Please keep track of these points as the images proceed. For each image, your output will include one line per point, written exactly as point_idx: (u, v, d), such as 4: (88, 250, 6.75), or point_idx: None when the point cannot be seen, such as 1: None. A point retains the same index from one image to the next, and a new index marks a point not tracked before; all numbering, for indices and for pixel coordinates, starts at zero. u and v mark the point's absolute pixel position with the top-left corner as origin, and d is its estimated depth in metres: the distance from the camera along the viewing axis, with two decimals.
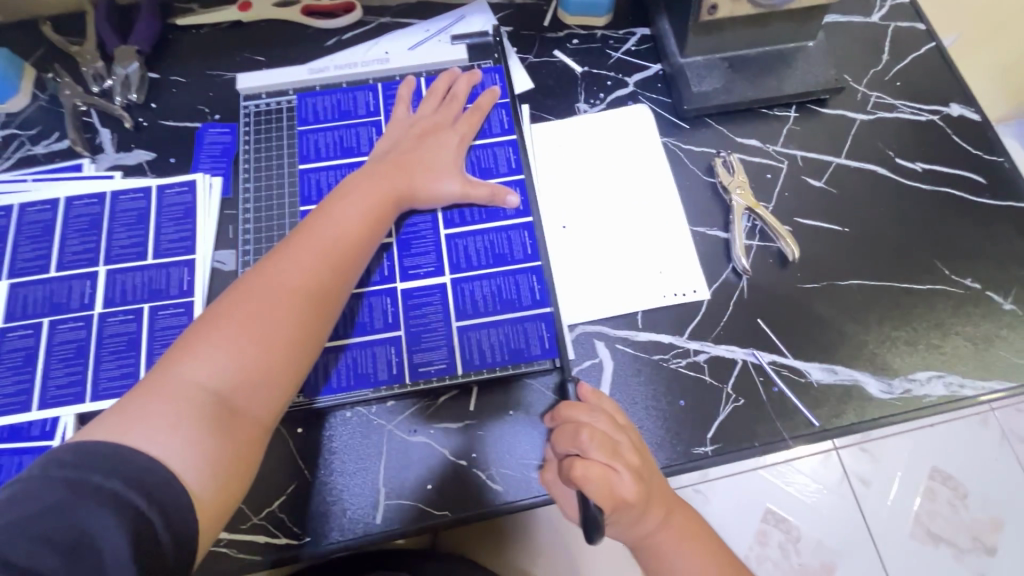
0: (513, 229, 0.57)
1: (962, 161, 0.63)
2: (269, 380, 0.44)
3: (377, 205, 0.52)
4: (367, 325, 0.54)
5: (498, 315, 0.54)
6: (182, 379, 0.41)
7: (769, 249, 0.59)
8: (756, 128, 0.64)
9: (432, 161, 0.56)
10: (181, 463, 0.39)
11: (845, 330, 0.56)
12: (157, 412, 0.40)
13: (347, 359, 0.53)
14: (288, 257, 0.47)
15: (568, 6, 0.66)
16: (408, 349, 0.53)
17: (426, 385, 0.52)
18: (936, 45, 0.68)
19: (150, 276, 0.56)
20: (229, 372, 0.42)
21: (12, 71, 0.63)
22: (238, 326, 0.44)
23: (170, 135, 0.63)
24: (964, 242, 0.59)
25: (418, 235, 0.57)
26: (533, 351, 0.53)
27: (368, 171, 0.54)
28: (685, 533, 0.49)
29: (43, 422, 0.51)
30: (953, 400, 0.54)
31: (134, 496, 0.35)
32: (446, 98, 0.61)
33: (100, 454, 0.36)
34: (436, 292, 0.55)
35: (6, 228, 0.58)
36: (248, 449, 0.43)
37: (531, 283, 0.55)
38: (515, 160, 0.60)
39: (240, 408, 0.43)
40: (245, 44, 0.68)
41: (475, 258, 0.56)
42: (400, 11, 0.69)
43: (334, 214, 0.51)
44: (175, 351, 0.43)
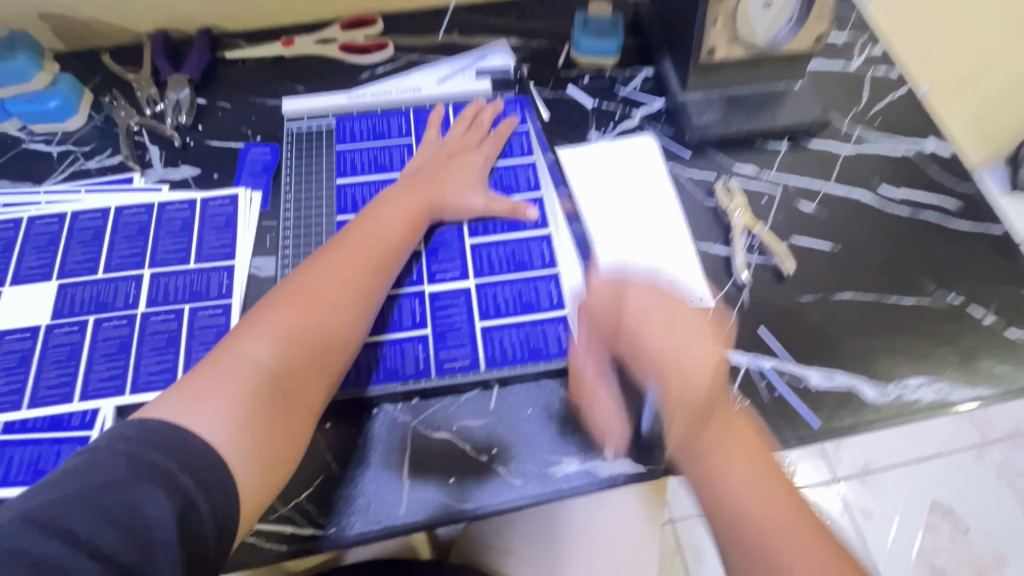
0: (533, 240, 0.62)
1: (939, 190, 0.69)
2: (318, 367, 0.47)
3: (413, 215, 0.58)
4: (396, 323, 0.57)
5: (518, 317, 0.58)
6: (241, 361, 0.45)
7: (766, 265, 0.63)
8: (753, 157, 0.70)
9: (461, 177, 0.62)
10: (236, 443, 0.41)
11: (840, 339, 0.60)
12: (215, 393, 0.42)
13: (377, 354, 0.56)
14: (336, 255, 0.52)
15: (580, 48, 0.74)
16: (434, 346, 0.57)
17: (451, 380, 0.56)
18: (910, 89, 0.76)
19: (191, 279, 0.60)
20: (282, 357, 0.46)
21: (74, 94, 0.69)
22: (292, 314, 0.48)
23: (213, 153, 0.69)
24: (945, 260, 0.64)
25: (445, 244, 0.61)
26: (552, 350, 0.57)
27: (405, 185, 0.60)
28: (754, 475, 0.46)
29: (83, 413, 0.54)
30: (944, 404, 0.57)
31: (184, 479, 0.37)
32: (473, 124, 0.68)
33: (162, 434, 0.38)
34: (461, 296, 0.59)
35: (59, 233, 0.62)
36: (294, 434, 0.45)
37: (549, 288, 0.60)
38: (534, 179, 0.66)
39: (291, 393, 0.46)
40: (286, 75, 0.74)
41: (497, 265, 0.61)
42: (428, 50, 0.76)
43: (377, 220, 0.56)
44: (231, 338, 0.46)
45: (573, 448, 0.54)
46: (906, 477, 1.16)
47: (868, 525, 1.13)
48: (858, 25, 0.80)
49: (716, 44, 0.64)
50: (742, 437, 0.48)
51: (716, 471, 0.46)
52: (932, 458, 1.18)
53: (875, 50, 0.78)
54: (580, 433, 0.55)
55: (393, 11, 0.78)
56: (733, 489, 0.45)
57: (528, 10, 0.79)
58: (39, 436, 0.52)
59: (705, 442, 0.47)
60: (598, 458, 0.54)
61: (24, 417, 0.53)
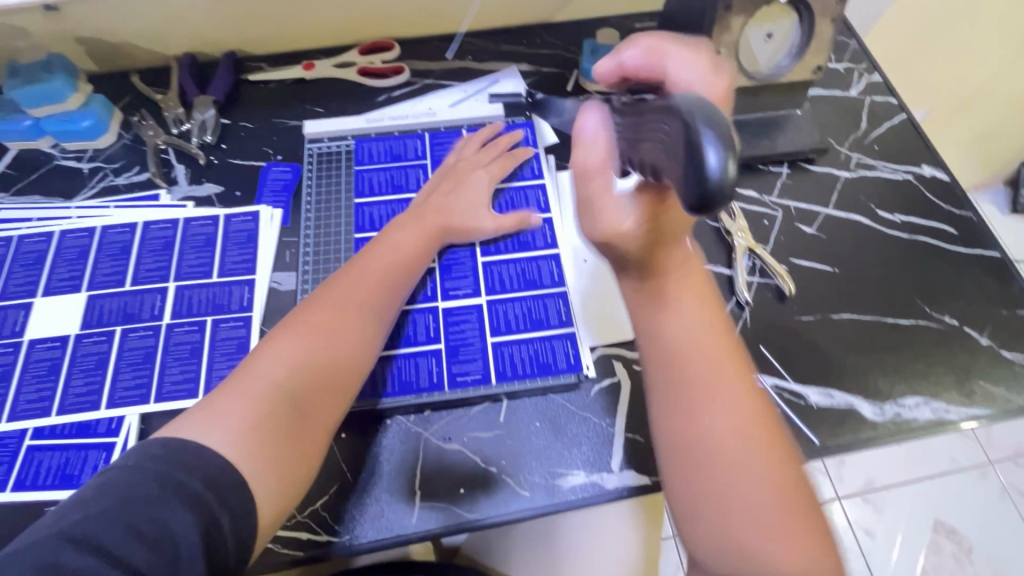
0: (543, 259, 0.65)
1: (935, 214, 0.71)
2: (335, 384, 0.49)
3: (426, 240, 0.61)
4: (411, 338, 0.60)
5: (528, 333, 0.61)
6: (261, 376, 0.47)
7: (768, 285, 0.66)
8: (753, 181, 0.73)
9: (469, 200, 0.64)
10: (252, 458, 0.43)
11: (839, 359, 0.62)
12: (235, 410, 0.44)
13: (393, 367, 0.59)
14: (350, 281, 0.54)
15: (589, 75, 0.77)
16: (447, 360, 0.59)
17: (464, 394, 0.58)
18: (907, 115, 0.78)
19: (214, 292, 0.63)
20: (298, 378, 0.48)
21: (105, 114, 0.72)
22: (308, 336, 0.50)
23: (237, 171, 0.72)
24: (941, 284, 0.66)
25: (458, 261, 0.64)
26: (560, 365, 0.59)
27: (418, 211, 0.63)
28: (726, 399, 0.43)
29: (110, 420, 0.56)
30: (941, 424, 0.59)
31: (208, 496, 0.39)
32: (485, 146, 0.70)
33: (186, 451, 0.40)
34: (473, 312, 0.62)
35: (89, 246, 0.65)
36: (309, 449, 0.47)
37: (558, 306, 0.62)
38: (544, 202, 0.69)
39: (305, 413, 0.47)
40: (307, 97, 0.78)
41: (508, 283, 0.63)
42: (442, 75, 0.80)
43: (387, 246, 0.59)
44: (251, 359, 0.48)
45: (580, 461, 0.56)
46: (906, 495, 1.17)
47: (870, 542, 1.14)
48: (857, 54, 0.83)
49: None
50: (719, 351, 0.44)
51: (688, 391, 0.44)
52: (933, 476, 1.18)
53: (873, 78, 0.81)
54: (586, 447, 0.57)
55: (409, 37, 0.82)
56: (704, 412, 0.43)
57: (539, 37, 0.82)
58: (67, 442, 0.55)
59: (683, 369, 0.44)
60: (604, 472, 0.55)
61: (53, 424, 0.56)
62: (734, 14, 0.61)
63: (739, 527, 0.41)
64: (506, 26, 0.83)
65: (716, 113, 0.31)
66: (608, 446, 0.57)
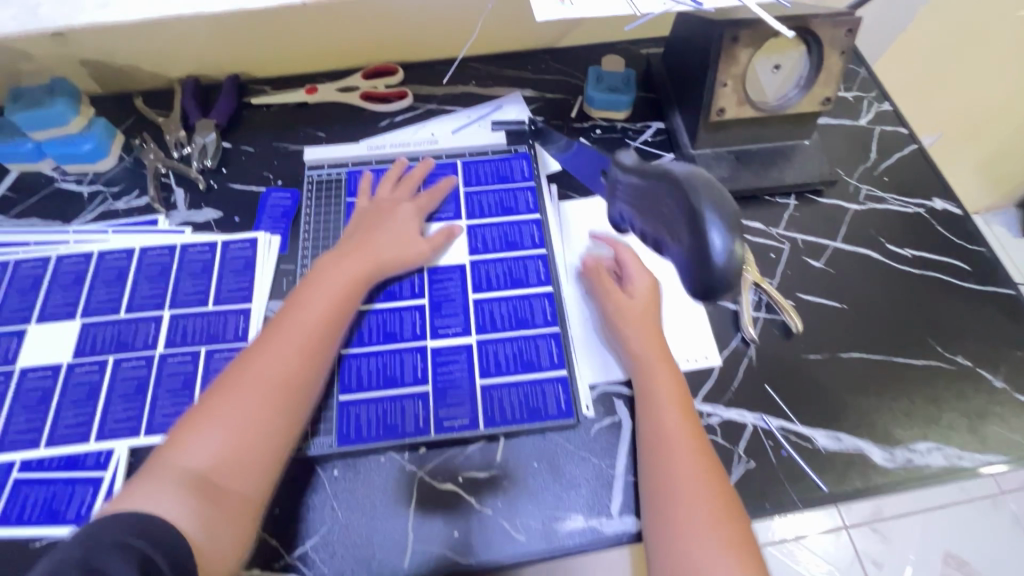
0: (536, 296, 0.63)
1: (947, 249, 0.69)
2: (255, 446, 0.48)
3: (354, 280, 0.59)
4: (398, 378, 0.59)
5: (518, 375, 0.59)
6: (178, 454, 0.46)
7: (774, 321, 0.64)
8: (760, 213, 0.71)
9: (396, 236, 0.64)
10: (180, 524, 0.43)
11: (847, 400, 0.60)
12: (156, 496, 0.44)
13: (377, 410, 0.57)
14: (275, 341, 0.53)
15: (593, 102, 0.76)
16: (434, 404, 0.58)
17: (449, 439, 0.56)
18: (918, 146, 0.77)
19: (209, 321, 0.62)
20: (218, 455, 0.46)
21: (107, 137, 0.72)
22: (229, 409, 0.48)
23: (236, 196, 0.71)
24: (955, 322, 0.64)
25: (449, 298, 0.63)
26: (549, 412, 0.58)
27: (344, 251, 0.62)
28: (685, 450, 0.50)
29: (99, 453, 0.55)
30: (954, 471, 0.57)
31: (148, 550, 0.40)
32: (402, 180, 0.69)
33: (110, 522, 0.41)
34: (463, 351, 0.60)
35: (85, 272, 0.64)
36: (242, 509, 0.46)
37: (550, 346, 0.60)
38: (539, 237, 0.67)
39: (227, 486, 0.46)
40: (309, 121, 0.77)
41: (499, 322, 0.62)
42: (445, 100, 0.79)
43: (311, 297, 0.57)
44: (171, 443, 0.47)
45: (578, 504, 0.54)
46: (914, 525, 1.14)
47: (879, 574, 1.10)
48: (866, 83, 0.82)
49: (726, 104, 0.64)
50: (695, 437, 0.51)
51: (651, 436, 0.52)
52: (945, 507, 1.15)
53: (883, 108, 0.80)
54: (585, 488, 0.55)
55: (414, 61, 0.82)
56: (662, 454, 0.50)
57: (544, 63, 0.82)
58: (55, 475, 0.54)
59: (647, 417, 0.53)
60: (603, 516, 0.54)
61: (41, 456, 0.55)
62: (741, 46, 0.60)
63: (690, 568, 0.44)
64: (511, 51, 0.83)
65: (720, 193, 0.38)
66: (608, 488, 0.55)
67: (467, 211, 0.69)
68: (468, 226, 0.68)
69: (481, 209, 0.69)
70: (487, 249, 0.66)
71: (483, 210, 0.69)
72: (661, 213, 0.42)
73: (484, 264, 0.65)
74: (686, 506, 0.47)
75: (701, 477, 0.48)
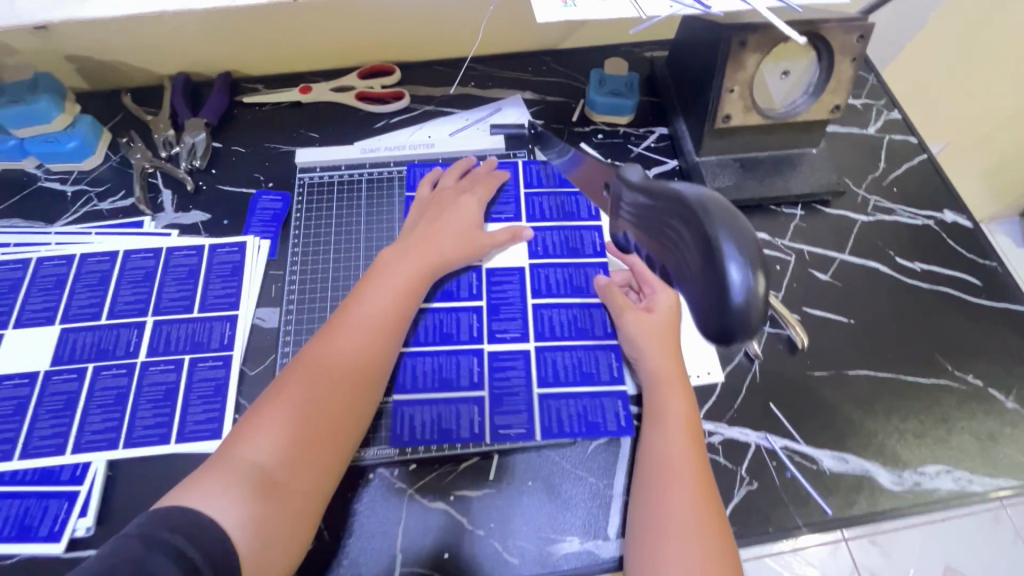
0: (596, 306, 0.62)
1: (958, 264, 0.67)
2: (323, 443, 0.47)
3: (416, 278, 0.58)
4: (453, 382, 0.58)
5: (577, 387, 0.58)
6: (247, 445, 0.45)
7: (779, 335, 0.62)
8: (765, 223, 0.69)
9: (453, 231, 0.63)
10: (245, 521, 0.42)
11: (854, 419, 0.58)
12: (214, 485, 0.43)
13: (431, 413, 0.56)
14: (346, 334, 0.52)
15: (595, 106, 0.74)
16: (489, 410, 0.57)
17: (506, 447, 0.55)
18: (928, 156, 0.75)
19: (194, 328, 0.60)
20: (284, 449, 0.45)
21: (93, 135, 0.69)
22: (298, 402, 0.47)
23: (226, 198, 0.69)
24: (965, 340, 0.62)
25: (506, 301, 0.63)
26: (609, 427, 0.56)
27: (406, 244, 0.61)
28: (686, 478, 0.48)
29: (74, 466, 0.53)
30: (963, 495, 0.55)
31: (194, 554, 0.38)
32: (466, 174, 0.69)
33: (169, 515, 0.40)
34: (520, 358, 0.60)
35: (66, 275, 0.62)
36: (304, 508, 0.45)
37: (609, 359, 0.60)
38: (550, 242, 0.66)
39: (285, 483, 0.45)
40: (302, 121, 0.75)
41: (558, 330, 0.61)
42: (443, 101, 0.77)
43: (375, 292, 0.56)
44: (238, 433, 0.46)
45: (573, 526, 0.52)
46: None
47: None
48: (875, 90, 0.80)
49: (732, 111, 0.62)
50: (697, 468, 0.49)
51: (654, 458, 0.51)
52: None
53: (892, 116, 0.78)
54: (581, 509, 0.53)
55: (411, 61, 0.79)
56: (661, 479, 0.49)
57: (545, 65, 0.80)
58: (28, 489, 0.51)
59: (653, 440, 0.52)
60: (599, 539, 0.52)
61: (14, 469, 0.52)
62: (748, 52, 0.57)
63: None
64: (511, 52, 0.80)
65: (737, 220, 0.34)
66: (604, 509, 0.53)
67: (526, 213, 0.68)
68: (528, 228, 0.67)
69: (541, 211, 0.68)
70: (547, 253, 0.66)
71: (544, 212, 0.68)
72: (670, 242, 0.38)
73: (544, 268, 0.65)
74: (676, 537, 0.45)
75: (699, 509, 0.47)
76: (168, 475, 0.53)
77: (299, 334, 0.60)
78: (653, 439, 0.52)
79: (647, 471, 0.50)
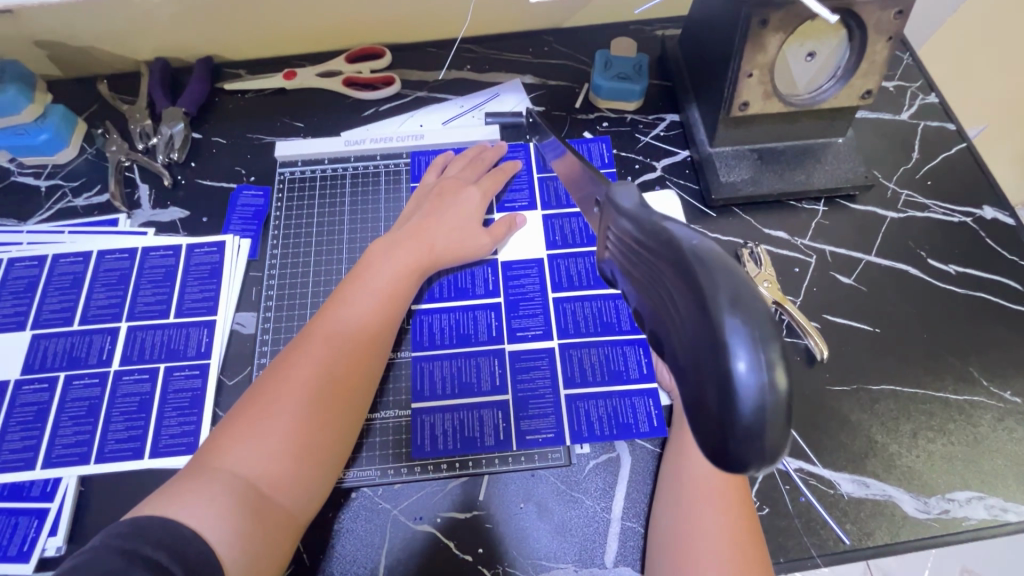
0: (621, 297, 0.58)
1: (998, 266, 0.61)
2: (305, 463, 0.43)
3: (409, 272, 0.54)
4: (475, 386, 0.55)
5: (607, 386, 0.54)
6: (229, 457, 0.41)
7: (796, 345, 0.57)
8: (784, 220, 0.63)
9: (453, 226, 0.58)
10: (230, 540, 0.38)
11: (877, 440, 0.53)
12: (197, 492, 0.39)
13: (454, 421, 0.53)
14: (334, 328, 0.49)
15: (600, 91, 0.68)
16: (515, 415, 0.54)
17: (534, 456, 0.52)
18: (967, 145, 0.68)
19: (169, 335, 0.56)
20: (268, 456, 0.42)
21: (65, 126, 0.66)
22: (282, 404, 0.44)
23: (205, 193, 0.65)
24: (1004, 352, 0.57)
25: (526, 296, 0.59)
26: (642, 428, 0.53)
27: (401, 235, 0.57)
28: (721, 496, 0.45)
29: (45, 482, 0.50)
30: (996, 525, 0.50)
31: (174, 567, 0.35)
32: (474, 161, 0.64)
33: (153, 526, 0.36)
34: (544, 357, 0.56)
35: (38, 278, 0.59)
36: (285, 526, 0.42)
37: (639, 355, 0.55)
38: (564, 231, 0.62)
39: (271, 494, 0.42)
40: (286, 110, 0.70)
41: (583, 324, 0.57)
42: (437, 86, 0.71)
43: (366, 283, 0.52)
44: (220, 440, 0.43)
45: (566, 554, 0.49)
46: None
47: None
48: (910, 71, 0.73)
49: (750, 97, 0.56)
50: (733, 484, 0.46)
51: (683, 472, 0.47)
52: None
53: (928, 100, 0.71)
54: (575, 536, 0.49)
55: (403, 43, 0.74)
56: (694, 494, 0.45)
57: (547, 45, 0.74)
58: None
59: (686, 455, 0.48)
60: (595, 567, 0.48)
61: None
62: (770, 32, 0.51)
63: None
64: (511, 32, 0.74)
65: (749, 289, 0.25)
66: (601, 535, 0.49)
67: (540, 199, 0.64)
68: (539, 216, 0.63)
69: (556, 196, 0.64)
70: (566, 242, 0.61)
71: (556, 198, 0.64)
72: (664, 297, 0.29)
73: (564, 258, 0.60)
74: (705, 559, 0.42)
75: (735, 533, 0.43)
76: (141, 493, 0.50)
77: (277, 342, 0.57)
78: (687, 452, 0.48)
79: (676, 485, 0.47)
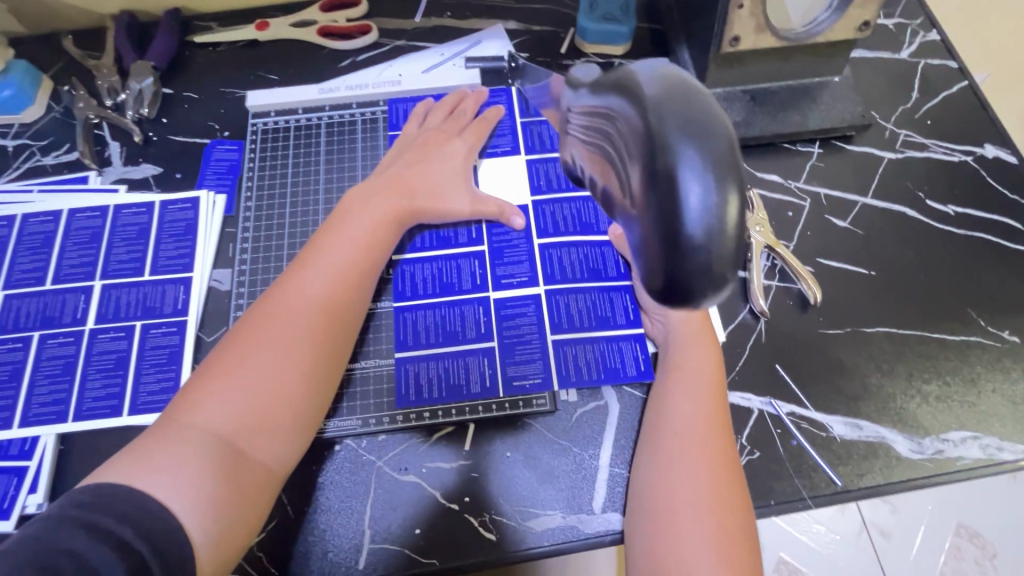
0: (607, 243, 0.56)
1: (999, 206, 0.59)
2: (282, 411, 0.43)
3: (386, 222, 0.53)
4: (459, 334, 0.53)
5: (593, 332, 0.53)
6: (200, 412, 0.40)
7: (789, 290, 0.55)
8: (778, 163, 0.61)
9: (435, 182, 0.56)
10: (200, 502, 0.37)
11: (871, 382, 0.52)
12: (165, 454, 0.38)
13: (439, 369, 0.52)
14: (307, 277, 0.47)
15: (586, 34, 0.66)
16: (500, 361, 0.52)
17: (521, 402, 0.51)
18: (969, 83, 0.65)
19: (145, 293, 0.55)
20: (239, 412, 0.41)
21: (29, 82, 0.63)
22: (255, 354, 0.43)
23: (178, 149, 0.62)
24: (1002, 291, 0.55)
25: (510, 243, 0.57)
26: (629, 372, 0.52)
27: (379, 185, 0.55)
28: (705, 445, 0.43)
29: (23, 441, 0.49)
30: (990, 464, 0.49)
31: (135, 540, 0.33)
32: (455, 111, 0.62)
33: (112, 496, 0.35)
34: (530, 303, 0.54)
35: (7, 238, 0.57)
36: (263, 483, 0.41)
37: (625, 301, 0.54)
38: (549, 178, 0.60)
39: (246, 450, 0.41)
40: (260, 63, 0.67)
41: (570, 271, 0.55)
42: (416, 34, 0.68)
43: (340, 232, 0.51)
44: (189, 398, 0.41)
45: (553, 501, 0.48)
46: None
47: None
48: (911, 8, 0.70)
49: (741, 32, 0.53)
50: (715, 432, 0.44)
51: (666, 423, 0.46)
52: None
53: (930, 37, 0.68)
54: (563, 482, 0.49)
55: None
56: (677, 445, 0.44)
57: None
58: None
59: (672, 405, 0.46)
60: (583, 513, 0.48)
61: None
62: None
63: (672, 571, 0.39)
64: None
65: (707, 124, 0.24)
66: (590, 481, 0.49)
67: (524, 144, 0.62)
68: (523, 161, 0.61)
69: (542, 142, 0.62)
70: (551, 187, 0.59)
71: (541, 144, 0.62)
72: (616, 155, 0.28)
73: (549, 204, 0.58)
74: (689, 512, 0.41)
75: (718, 480, 0.42)
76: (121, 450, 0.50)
77: (254, 297, 0.55)
78: (671, 402, 0.47)
79: (658, 438, 0.45)
